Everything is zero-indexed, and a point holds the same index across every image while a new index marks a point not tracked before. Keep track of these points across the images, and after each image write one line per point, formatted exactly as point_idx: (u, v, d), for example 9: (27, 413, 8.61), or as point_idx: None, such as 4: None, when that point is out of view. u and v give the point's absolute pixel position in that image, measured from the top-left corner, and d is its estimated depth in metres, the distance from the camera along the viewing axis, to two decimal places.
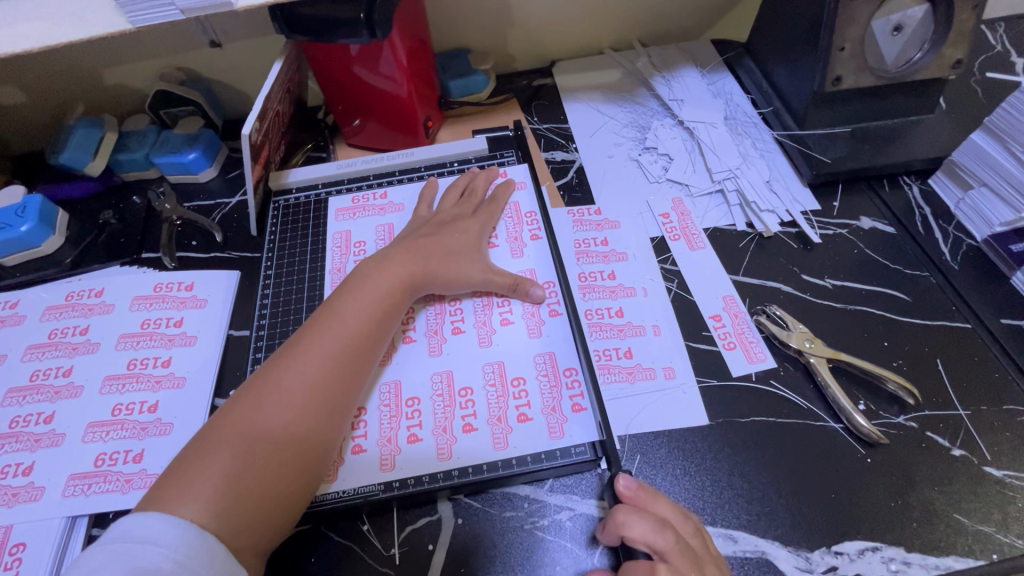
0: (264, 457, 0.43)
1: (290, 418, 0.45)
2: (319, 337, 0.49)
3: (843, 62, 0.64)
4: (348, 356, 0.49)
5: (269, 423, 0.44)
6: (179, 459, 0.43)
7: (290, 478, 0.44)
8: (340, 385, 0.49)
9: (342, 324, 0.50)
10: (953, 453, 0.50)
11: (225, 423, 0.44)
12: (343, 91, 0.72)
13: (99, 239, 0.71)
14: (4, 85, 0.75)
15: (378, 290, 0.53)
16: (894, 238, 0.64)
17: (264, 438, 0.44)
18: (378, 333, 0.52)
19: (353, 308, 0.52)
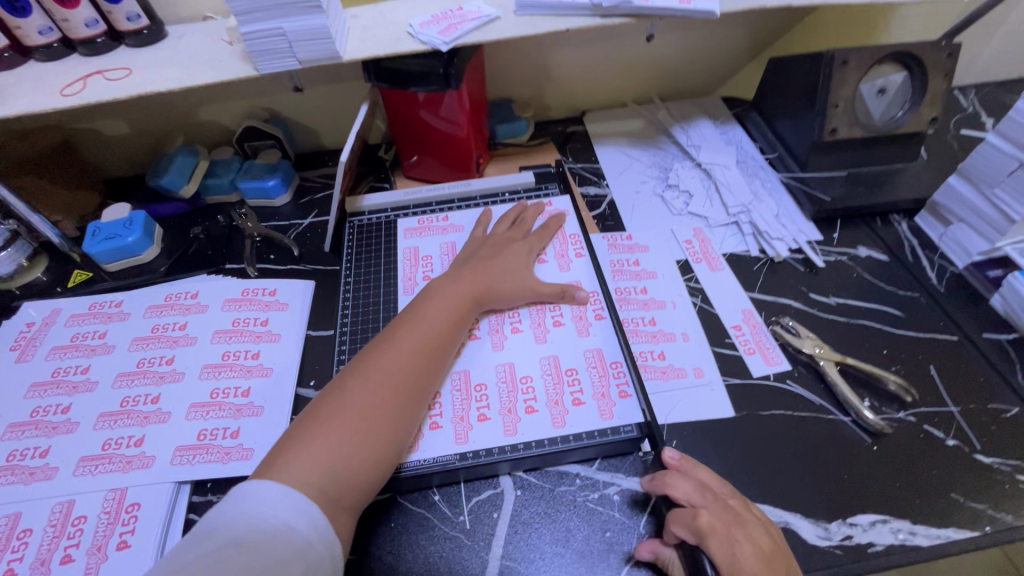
0: (363, 426, 0.51)
1: (381, 397, 0.53)
2: (404, 334, 0.58)
3: (838, 116, 0.76)
4: (429, 351, 0.58)
5: (364, 400, 0.52)
6: (295, 426, 0.50)
7: (381, 447, 0.51)
8: (423, 372, 0.56)
9: (423, 325, 0.59)
10: (947, 442, 0.58)
11: (329, 398, 0.52)
12: (409, 131, 0.84)
13: (188, 251, 0.81)
14: (114, 118, 0.86)
15: (451, 300, 0.62)
16: (888, 265, 0.74)
17: (362, 411, 0.51)
18: (452, 334, 0.61)
19: (431, 313, 0.61)
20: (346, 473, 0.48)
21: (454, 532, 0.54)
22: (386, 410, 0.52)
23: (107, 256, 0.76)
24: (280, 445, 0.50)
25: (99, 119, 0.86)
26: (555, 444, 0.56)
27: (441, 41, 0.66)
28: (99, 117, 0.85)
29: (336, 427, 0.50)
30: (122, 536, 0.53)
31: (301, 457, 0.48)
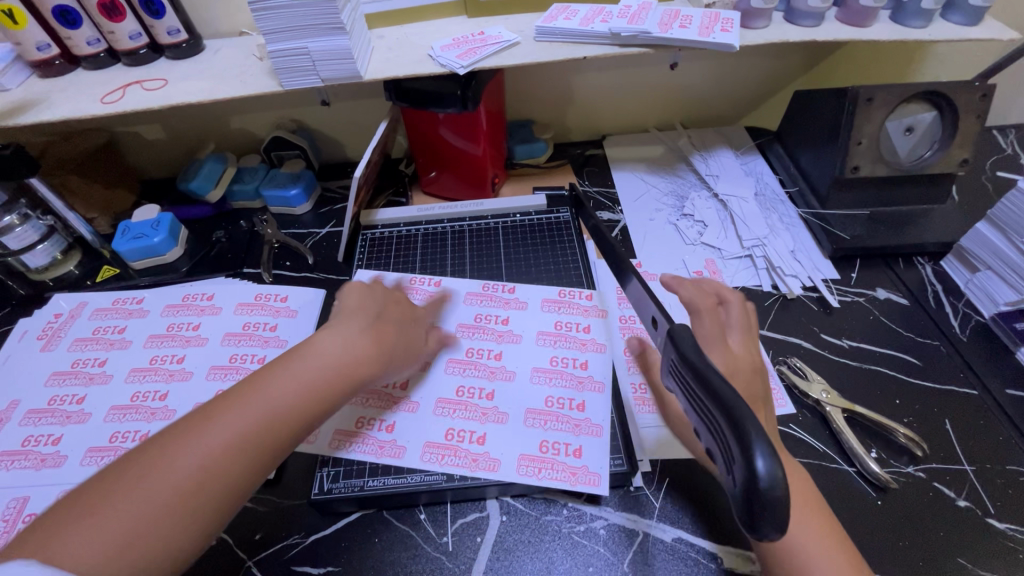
0: (172, 507, 0.38)
1: (209, 469, 0.40)
2: (267, 390, 0.46)
3: (860, 153, 0.74)
4: (293, 415, 0.46)
5: (173, 475, 0.39)
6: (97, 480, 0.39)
7: (196, 532, 0.39)
8: (280, 444, 0.45)
9: (296, 380, 0.47)
10: (958, 503, 0.55)
11: (140, 462, 0.40)
12: (428, 148, 0.85)
13: (210, 254, 0.84)
14: (152, 124, 0.91)
15: (342, 353, 0.50)
16: (908, 310, 0.71)
17: (175, 485, 0.39)
18: (334, 396, 0.49)
19: (313, 363, 0.48)
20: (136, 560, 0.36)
21: (436, 552, 0.54)
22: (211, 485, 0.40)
23: (133, 254, 0.79)
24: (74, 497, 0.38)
25: (138, 123, 0.91)
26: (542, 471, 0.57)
27: (459, 65, 0.67)
28: (138, 122, 0.90)
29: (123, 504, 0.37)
30: None
31: (90, 523, 0.36)
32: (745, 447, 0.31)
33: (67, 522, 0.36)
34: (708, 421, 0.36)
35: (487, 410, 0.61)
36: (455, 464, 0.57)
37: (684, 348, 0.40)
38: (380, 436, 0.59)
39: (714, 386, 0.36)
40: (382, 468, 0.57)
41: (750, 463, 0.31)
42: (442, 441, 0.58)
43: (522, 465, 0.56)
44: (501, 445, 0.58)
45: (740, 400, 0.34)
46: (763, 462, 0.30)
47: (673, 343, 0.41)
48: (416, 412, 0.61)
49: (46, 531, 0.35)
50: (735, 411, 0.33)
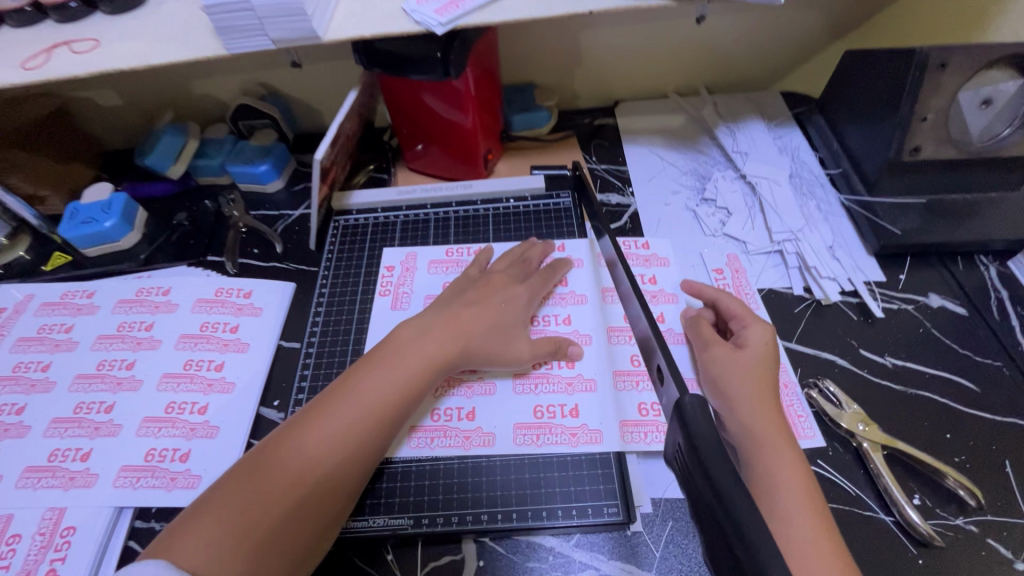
0: (266, 527, 0.42)
1: (292, 487, 0.44)
2: (333, 412, 0.48)
3: (924, 133, 0.62)
4: (360, 437, 0.48)
5: (265, 492, 0.43)
6: (217, 485, 0.45)
7: (292, 552, 0.43)
8: (349, 463, 0.47)
9: (363, 401, 0.49)
10: (1016, 566, 0.46)
11: (239, 482, 0.44)
12: (411, 119, 0.74)
13: (171, 239, 0.76)
14: (104, 89, 0.81)
15: (408, 368, 0.51)
16: (965, 321, 0.61)
17: (268, 508, 0.43)
18: (398, 412, 0.50)
19: (374, 385, 0.50)
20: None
21: None
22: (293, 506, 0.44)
23: (83, 241, 0.71)
24: (189, 513, 0.43)
25: (89, 88, 0.80)
26: (523, 518, 0.50)
27: (436, 22, 0.55)
28: (88, 87, 0.80)
29: (229, 523, 0.42)
30: (52, 564, 0.49)
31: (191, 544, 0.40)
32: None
33: (179, 537, 0.41)
34: (718, 539, 0.29)
35: (470, 433, 0.54)
36: (554, 443, 0.53)
37: (695, 438, 0.32)
38: (457, 413, 0.55)
39: (732, 508, 0.28)
40: (473, 460, 0.53)
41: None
42: (532, 421, 0.54)
43: (626, 431, 0.53)
44: (595, 413, 0.54)
45: (769, 536, 0.27)
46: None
47: (682, 425, 0.33)
48: (496, 395, 0.56)
49: (162, 547, 0.41)
50: (761, 555, 0.26)
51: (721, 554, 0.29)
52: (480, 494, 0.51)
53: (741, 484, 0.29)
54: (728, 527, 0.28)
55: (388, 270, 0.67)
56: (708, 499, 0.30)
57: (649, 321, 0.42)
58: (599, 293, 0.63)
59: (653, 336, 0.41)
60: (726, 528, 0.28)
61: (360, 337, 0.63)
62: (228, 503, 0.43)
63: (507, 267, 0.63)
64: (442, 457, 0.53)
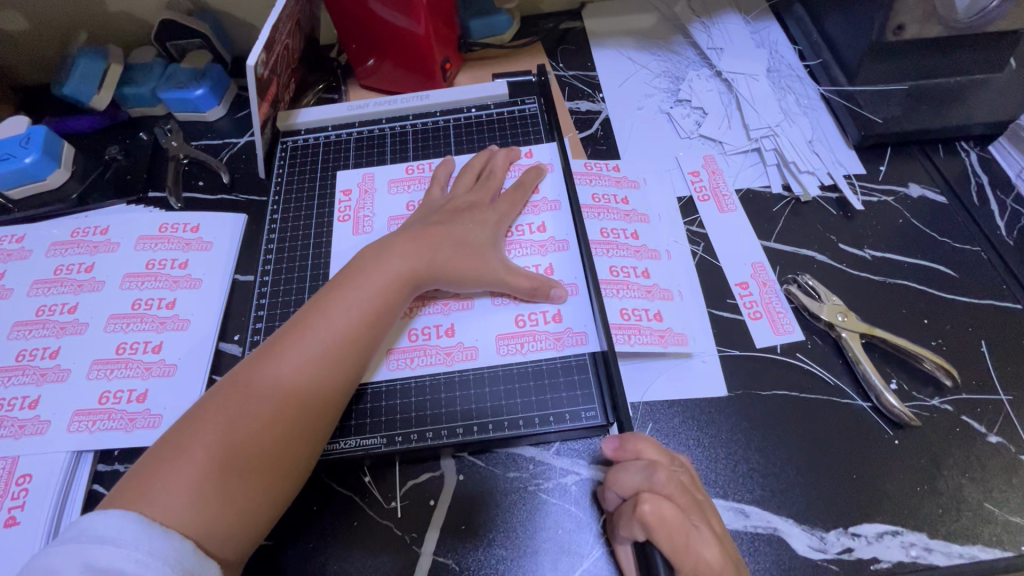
0: (243, 458, 0.41)
1: (270, 420, 0.42)
2: (301, 336, 0.45)
3: (910, 8, 0.56)
4: (333, 361, 0.45)
5: (231, 427, 0.41)
6: (177, 426, 0.42)
7: (265, 481, 0.41)
8: (320, 389, 0.45)
9: (333, 323, 0.46)
10: (989, 439, 0.47)
11: (208, 415, 0.42)
12: (357, 27, 0.67)
13: (105, 176, 0.69)
14: (5, 9, 0.71)
15: (376, 286, 0.48)
16: (945, 209, 0.59)
17: (246, 443, 0.41)
18: (372, 332, 0.48)
19: (343, 305, 0.47)
20: (213, 521, 0.39)
21: (383, 520, 0.47)
22: (264, 437, 0.42)
23: (4, 181, 0.65)
24: (154, 452, 0.41)
25: None
26: (499, 429, 0.48)
27: None
28: None
29: (205, 458, 0.40)
30: (11, 512, 0.47)
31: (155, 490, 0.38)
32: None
33: (150, 481, 0.39)
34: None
35: (450, 348, 0.52)
36: (538, 349, 0.51)
37: None
38: (436, 329, 0.53)
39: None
40: (455, 374, 0.51)
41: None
42: (515, 330, 0.52)
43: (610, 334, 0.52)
44: (578, 317, 0.52)
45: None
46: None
47: None
48: (471, 309, 0.53)
49: (136, 486, 0.39)
50: None
51: None
52: (453, 409, 0.49)
53: None
54: None
55: (346, 195, 0.62)
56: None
57: None
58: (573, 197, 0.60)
59: None
60: None
61: (318, 265, 0.59)
62: (201, 438, 0.41)
63: (471, 186, 0.58)
64: (425, 374, 0.51)
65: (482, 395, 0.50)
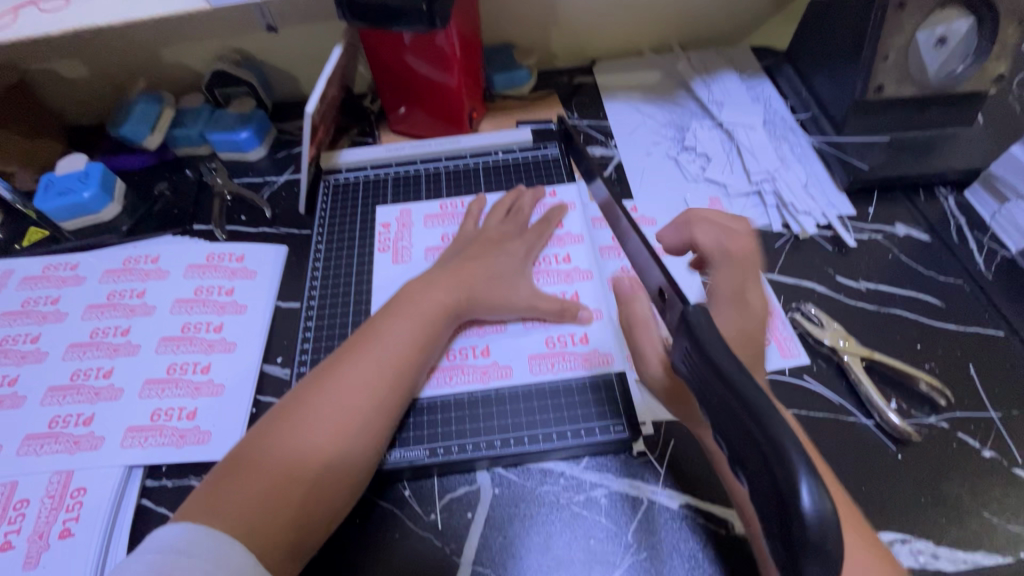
0: (307, 470, 0.44)
1: (332, 435, 0.46)
2: (360, 357, 0.50)
3: (886, 70, 0.66)
4: (388, 380, 0.49)
5: (295, 441, 0.45)
6: (244, 442, 0.46)
7: (324, 493, 0.44)
8: (375, 407, 0.48)
9: (388, 345, 0.51)
10: (983, 454, 0.51)
11: (275, 430, 0.46)
12: (394, 80, 0.74)
13: (153, 209, 0.74)
14: (70, 59, 0.78)
15: (424, 312, 0.53)
16: (929, 245, 0.65)
17: (311, 456, 0.44)
18: (421, 354, 0.52)
19: (396, 330, 0.52)
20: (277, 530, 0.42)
21: (423, 531, 0.49)
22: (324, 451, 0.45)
23: (62, 213, 0.69)
24: (224, 467, 0.44)
25: (52, 59, 0.77)
26: (534, 442, 0.52)
27: None
28: (52, 58, 0.77)
29: (274, 469, 0.43)
30: (66, 523, 0.49)
31: (224, 501, 0.41)
32: (785, 472, 0.26)
33: (220, 493, 0.42)
34: (731, 426, 0.30)
35: (486, 367, 0.56)
36: (568, 368, 0.55)
37: (695, 326, 0.34)
38: (473, 350, 0.57)
39: (745, 398, 0.29)
40: (491, 391, 0.55)
41: (790, 490, 0.26)
42: (545, 351, 0.56)
43: (632, 361, 0.56)
44: (603, 339, 0.57)
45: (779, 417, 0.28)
46: (811, 498, 0.25)
47: (691, 335, 0.34)
48: (505, 331, 0.58)
49: (207, 498, 0.42)
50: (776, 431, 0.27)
51: (732, 435, 0.31)
52: (490, 424, 0.53)
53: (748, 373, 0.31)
54: (755, 430, 0.28)
55: (384, 228, 0.68)
56: (722, 395, 0.31)
57: (648, 248, 0.43)
58: (594, 232, 0.65)
59: (652, 258, 0.42)
60: (741, 413, 0.29)
61: (358, 292, 0.63)
62: (270, 451, 0.44)
63: (499, 221, 0.64)
64: (463, 391, 0.55)
65: (517, 411, 0.54)
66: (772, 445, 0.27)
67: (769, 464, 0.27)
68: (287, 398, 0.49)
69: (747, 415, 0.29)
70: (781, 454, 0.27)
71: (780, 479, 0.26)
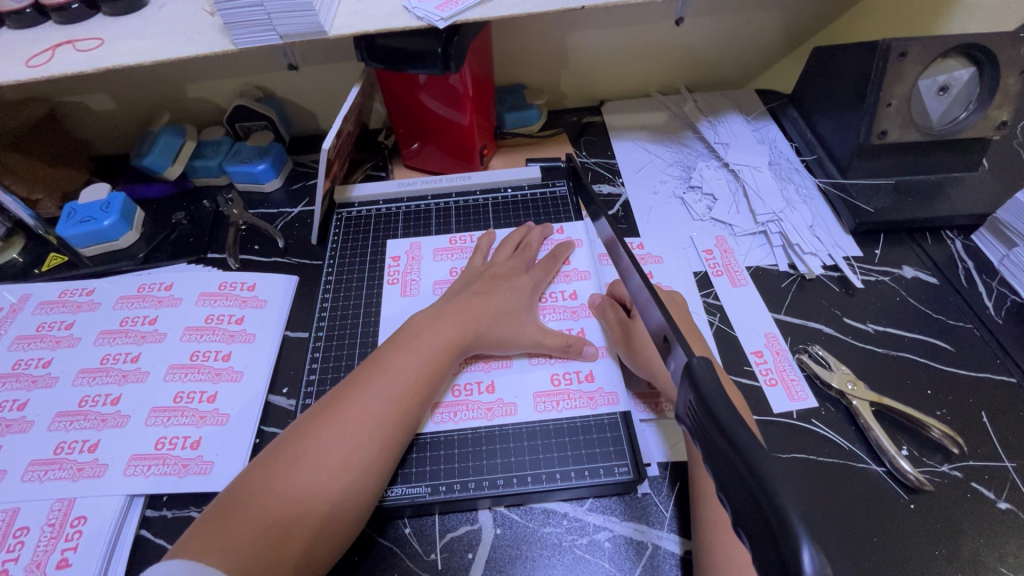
0: (311, 507, 0.44)
1: (336, 472, 0.45)
2: (366, 392, 0.50)
3: (889, 117, 0.67)
4: (393, 417, 0.49)
5: (299, 477, 0.45)
6: (245, 475, 0.46)
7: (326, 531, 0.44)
8: (381, 442, 0.48)
9: (394, 380, 0.51)
10: (999, 506, 0.49)
11: (279, 464, 0.45)
12: (408, 117, 0.77)
13: (170, 238, 0.76)
14: (99, 94, 0.82)
15: (431, 348, 0.54)
16: (937, 289, 0.65)
17: (314, 494, 0.44)
18: (426, 391, 0.52)
19: (403, 365, 0.52)
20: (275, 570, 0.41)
21: (422, 571, 0.48)
22: (329, 489, 0.45)
23: (82, 240, 0.71)
24: (225, 500, 0.44)
25: (82, 93, 0.81)
26: (536, 482, 0.51)
27: (437, 18, 0.58)
28: (83, 92, 0.81)
29: (276, 507, 0.43)
30: (64, 553, 0.49)
31: (224, 537, 0.41)
32: (785, 535, 0.26)
33: (221, 528, 0.41)
34: (733, 482, 0.30)
35: (491, 404, 0.56)
36: (573, 407, 0.55)
37: (697, 378, 0.34)
38: (478, 387, 0.57)
39: (746, 455, 0.29)
40: (495, 428, 0.54)
41: (789, 552, 0.26)
42: (550, 388, 0.56)
43: (638, 402, 0.56)
44: (609, 377, 0.57)
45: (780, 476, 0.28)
46: (812, 562, 0.25)
47: (692, 385, 0.35)
48: (510, 367, 0.58)
49: (206, 532, 0.41)
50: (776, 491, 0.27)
51: (733, 491, 0.30)
52: (493, 462, 0.52)
53: (747, 428, 0.31)
54: (755, 487, 0.28)
55: (394, 261, 0.69)
56: (724, 451, 0.31)
57: (650, 290, 0.43)
58: (600, 270, 0.66)
59: (653, 300, 0.42)
60: (741, 470, 0.29)
61: (366, 324, 0.64)
62: (273, 487, 0.44)
63: (506, 256, 0.65)
64: (466, 428, 0.54)
65: (520, 450, 0.53)
66: (773, 506, 0.27)
67: (770, 527, 0.27)
68: (291, 429, 0.49)
69: (749, 473, 0.29)
70: (782, 515, 0.26)
71: (780, 539, 0.26)
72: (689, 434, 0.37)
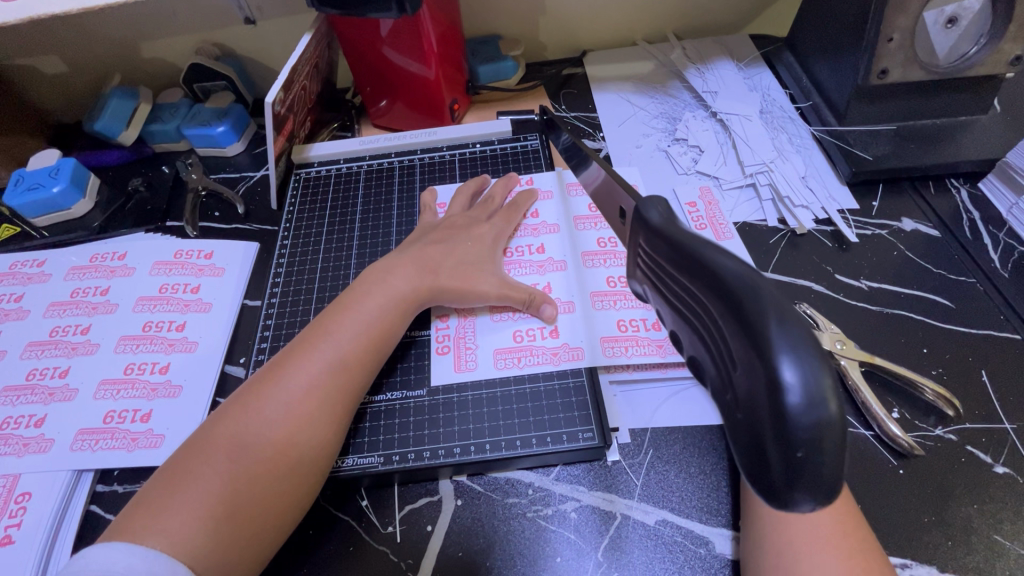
0: (250, 484, 0.40)
1: (283, 446, 0.42)
2: (305, 361, 0.46)
3: (891, 54, 0.60)
4: (342, 384, 0.46)
5: (238, 458, 0.41)
6: (176, 457, 0.42)
7: (274, 507, 0.41)
8: (328, 411, 0.45)
9: (332, 350, 0.47)
10: (996, 470, 0.46)
11: (210, 445, 0.42)
12: (371, 72, 0.71)
13: (126, 206, 0.72)
14: (48, 55, 0.77)
15: (379, 311, 0.50)
16: (938, 242, 0.61)
17: (255, 469, 0.41)
18: (374, 354, 0.49)
19: (349, 326, 0.49)
20: (216, 549, 0.38)
21: (379, 545, 0.46)
22: (272, 466, 0.41)
23: (33, 209, 0.68)
24: (154, 484, 0.40)
25: (29, 54, 0.76)
26: (497, 449, 0.48)
27: None
28: (31, 53, 0.76)
29: (220, 484, 0.40)
30: (7, 530, 0.47)
31: (156, 519, 0.38)
32: (765, 352, 0.23)
33: (149, 514, 0.38)
34: (708, 328, 0.28)
35: (461, 356, 0.53)
36: (535, 363, 0.52)
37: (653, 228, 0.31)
38: (435, 346, 0.54)
39: (735, 290, 0.25)
40: (454, 394, 0.51)
41: (769, 371, 0.23)
42: (512, 345, 0.53)
43: (606, 346, 0.52)
44: (574, 333, 0.53)
45: (777, 300, 0.24)
46: (793, 370, 0.23)
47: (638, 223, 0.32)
48: (478, 322, 0.55)
49: (135, 521, 0.38)
50: (763, 314, 0.24)
51: (701, 338, 0.29)
52: (450, 429, 0.50)
53: (707, 273, 0.26)
54: (740, 322, 0.25)
55: (442, 208, 0.65)
56: (703, 294, 0.27)
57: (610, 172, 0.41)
58: (571, 222, 0.62)
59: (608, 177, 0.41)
60: (735, 302, 0.25)
61: (324, 289, 0.61)
62: (217, 463, 0.40)
63: (467, 212, 0.61)
64: (424, 394, 0.52)
65: (480, 415, 0.50)
66: (746, 321, 0.24)
67: (747, 334, 0.24)
68: (223, 404, 0.45)
69: (736, 303, 0.25)
70: (759, 326, 0.24)
71: (760, 364, 0.24)
72: (648, 284, 0.34)
